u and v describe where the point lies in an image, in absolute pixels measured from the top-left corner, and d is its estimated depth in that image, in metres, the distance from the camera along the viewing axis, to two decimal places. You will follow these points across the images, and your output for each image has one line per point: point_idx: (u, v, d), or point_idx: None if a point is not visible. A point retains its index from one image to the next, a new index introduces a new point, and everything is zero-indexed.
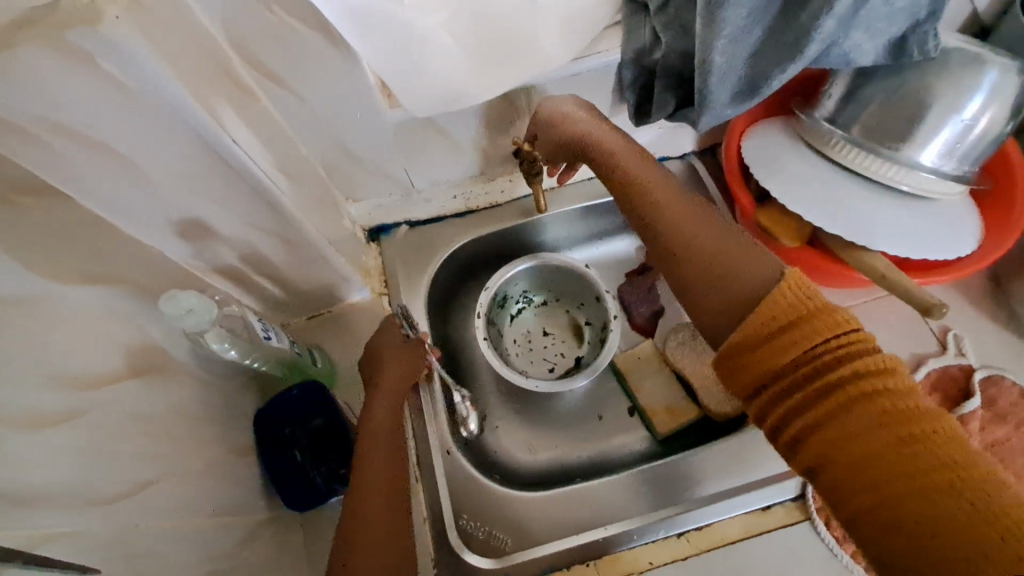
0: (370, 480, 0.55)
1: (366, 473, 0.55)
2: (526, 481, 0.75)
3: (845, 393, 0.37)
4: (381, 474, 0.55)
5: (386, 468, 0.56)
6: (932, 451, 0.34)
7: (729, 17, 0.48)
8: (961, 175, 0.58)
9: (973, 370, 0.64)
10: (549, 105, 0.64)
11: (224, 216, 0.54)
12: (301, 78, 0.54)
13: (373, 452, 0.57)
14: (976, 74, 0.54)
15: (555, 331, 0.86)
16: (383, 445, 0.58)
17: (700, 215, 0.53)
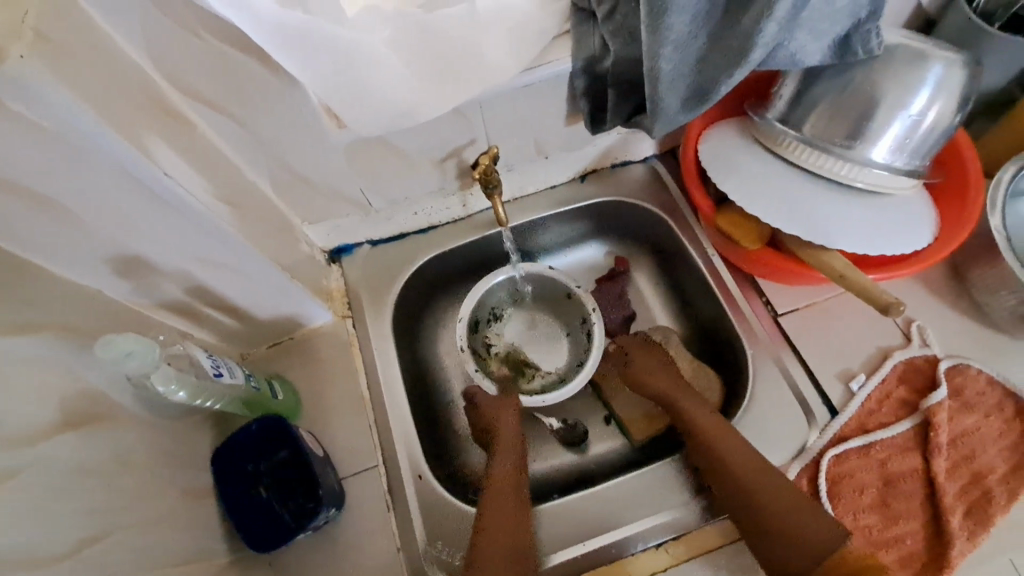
0: (494, 543, 0.58)
1: (492, 535, 0.59)
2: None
3: None
4: (498, 537, 0.59)
5: (507, 521, 0.60)
6: None
7: (673, 24, 0.48)
8: (913, 170, 0.58)
9: (939, 361, 0.64)
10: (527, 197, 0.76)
11: (166, 251, 0.51)
12: (240, 104, 0.52)
13: (492, 514, 0.61)
14: (921, 70, 0.54)
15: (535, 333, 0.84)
16: (498, 511, 0.61)
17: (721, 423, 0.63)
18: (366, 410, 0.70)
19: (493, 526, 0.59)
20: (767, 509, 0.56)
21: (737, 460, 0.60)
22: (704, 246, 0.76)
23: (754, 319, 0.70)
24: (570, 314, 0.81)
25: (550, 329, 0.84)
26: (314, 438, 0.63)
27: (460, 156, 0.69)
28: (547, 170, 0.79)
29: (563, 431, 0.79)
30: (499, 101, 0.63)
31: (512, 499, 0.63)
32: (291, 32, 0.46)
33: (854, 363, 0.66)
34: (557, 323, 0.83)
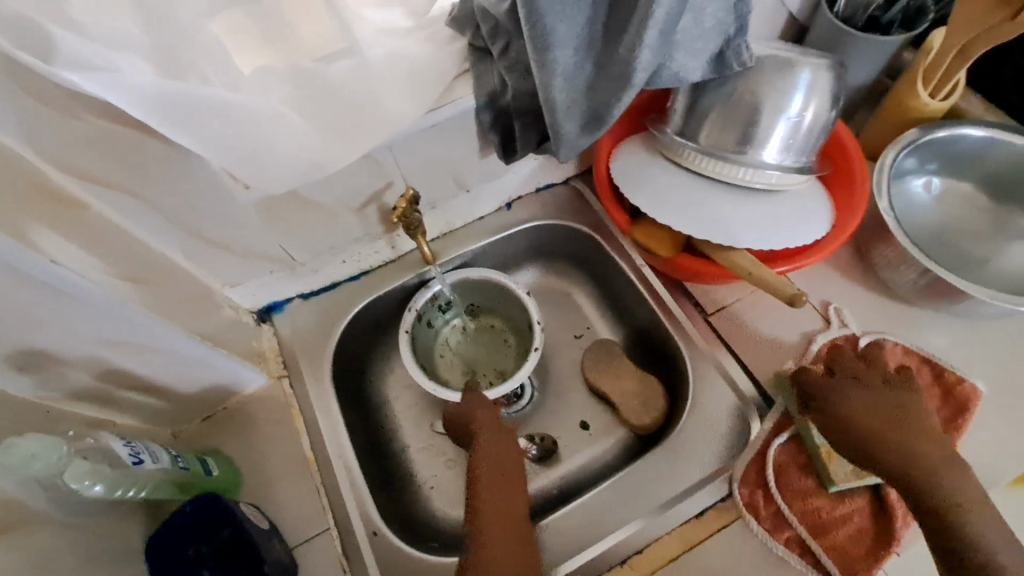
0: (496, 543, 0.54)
1: (491, 527, 0.56)
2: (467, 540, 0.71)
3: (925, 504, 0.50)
4: (497, 532, 0.55)
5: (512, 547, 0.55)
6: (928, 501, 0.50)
7: (558, 57, 0.51)
8: (802, 166, 0.62)
9: (857, 338, 0.68)
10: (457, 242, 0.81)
11: (68, 339, 0.49)
12: (134, 179, 0.51)
13: (488, 505, 0.58)
14: (792, 76, 0.59)
15: (488, 344, 0.84)
16: (495, 505, 0.58)
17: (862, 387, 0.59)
18: (312, 470, 0.67)
19: (491, 521, 0.56)
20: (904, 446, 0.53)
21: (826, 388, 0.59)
22: (632, 257, 0.79)
23: (687, 323, 0.72)
24: (523, 335, 0.81)
25: (505, 342, 0.83)
26: (255, 511, 0.61)
27: (380, 200, 0.69)
28: (470, 203, 0.80)
29: None
30: (410, 144, 0.64)
31: (505, 490, 0.60)
32: (171, 105, 0.46)
33: (782, 351, 0.69)
34: (513, 339, 0.82)
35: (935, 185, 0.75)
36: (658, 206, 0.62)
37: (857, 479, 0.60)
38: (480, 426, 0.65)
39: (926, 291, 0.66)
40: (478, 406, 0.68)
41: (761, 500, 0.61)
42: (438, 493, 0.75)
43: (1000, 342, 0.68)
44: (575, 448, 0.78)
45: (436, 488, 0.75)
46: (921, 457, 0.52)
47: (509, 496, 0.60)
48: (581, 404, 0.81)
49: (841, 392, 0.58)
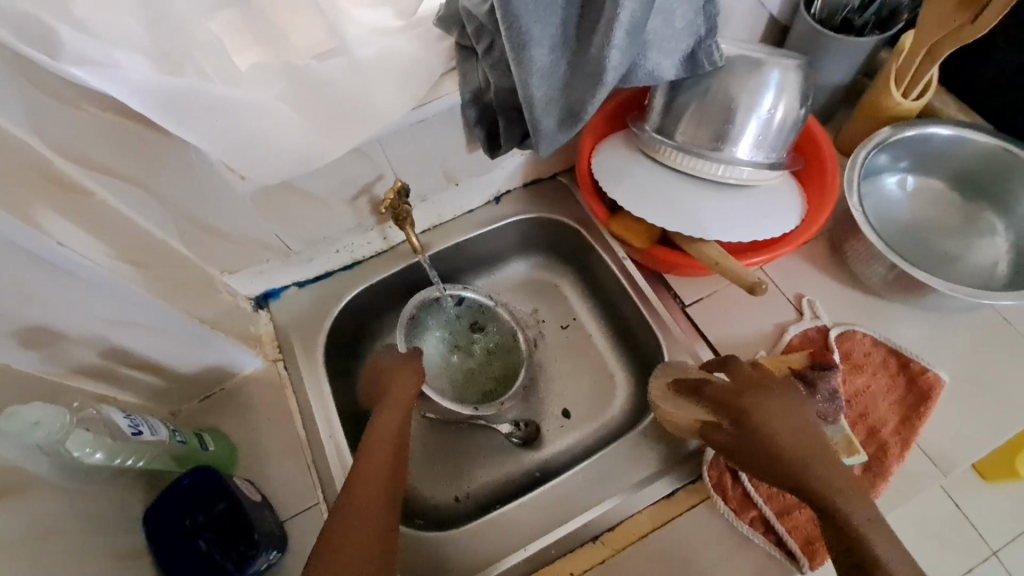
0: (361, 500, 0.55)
1: (359, 486, 0.56)
2: (452, 519, 0.75)
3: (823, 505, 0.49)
4: (369, 492, 0.56)
5: (382, 490, 0.56)
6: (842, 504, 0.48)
7: (534, 55, 0.53)
8: (774, 163, 0.65)
9: (828, 329, 0.70)
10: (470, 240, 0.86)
11: (73, 316, 0.52)
12: (137, 168, 0.54)
13: (366, 462, 0.58)
14: (764, 75, 0.61)
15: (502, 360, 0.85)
16: (370, 465, 0.58)
17: (782, 405, 0.56)
18: (304, 448, 0.71)
19: (365, 481, 0.57)
20: (806, 462, 0.52)
21: (749, 384, 0.59)
22: (615, 249, 0.82)
23: (666, 312, 0.75)
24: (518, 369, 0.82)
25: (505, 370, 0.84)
26: (248, 485, 0.64)
27: (371, 192, 0.73)
28: (460, 196, 0.83)
29: (504, 444, 0.81)
30: (399, 138, 0.67)
31: (389, 455, 0.60)
32: (167, 99, 0.49)
33: (756, 341, 0.71)
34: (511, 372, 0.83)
35: (907, 182, 0.77)
36: (636, 201, 0.65)
37: None
38: (393, 397, 0.67)
39: (895, 285, 0.69)
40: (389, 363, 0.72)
41: (728, 483, 0.63)
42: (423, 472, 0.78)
43: (967, 335, 0.70)
44: (559, 434, 0.81)
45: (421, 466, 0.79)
46: (798, 446, 0.53)
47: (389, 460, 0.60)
48: (566, 391, 0.84)
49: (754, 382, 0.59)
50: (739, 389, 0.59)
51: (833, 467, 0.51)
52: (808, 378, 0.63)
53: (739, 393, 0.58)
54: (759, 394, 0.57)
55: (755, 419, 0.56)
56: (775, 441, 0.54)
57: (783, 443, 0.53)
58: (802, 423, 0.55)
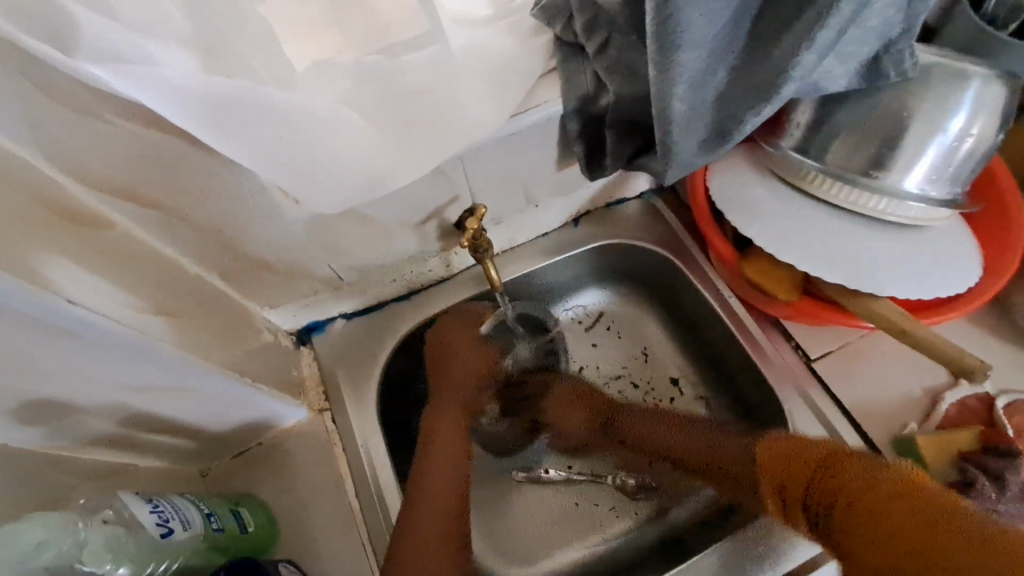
0: (438, 496, 0.55)
1: (419, 519, 0.53)
2: None
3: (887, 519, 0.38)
4: (425, 530, 0.52)
5: (450, 480, 0.57)
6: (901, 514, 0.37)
7: (686, 62, 0.41)
8: (951, 198, 0.52)
9: (994, 399, 0.58)
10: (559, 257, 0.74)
11: (86, 385, 0.41)
12: (171, 193, 0.42)
13: (437, 448, 0.60)
14: (958, 89, 0.48)
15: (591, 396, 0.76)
16: (432, 499, 0.55)
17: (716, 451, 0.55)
18: (357, 521, 0.59)
19: (421, 517, 0.53)
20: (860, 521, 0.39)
21: (700, 438, 0.58)
22: (718, 286, 0.69)
23: (786, 368, 0.63)
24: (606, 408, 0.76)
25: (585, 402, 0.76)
26: (294, 575, 0.53)
27: (442, 216, 0.61)
28: (537, 218, 0.71)
29: (610, 498, 0.70)
30: (483, 153, 0.55)
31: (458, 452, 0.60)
32: (211, 106, 0.37)
33: (902, 409, 0.59)
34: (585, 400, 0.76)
35: None
36: (774, 241, 0.53)
37: None
38: (454, 378, 0.65)
39: None
40: (443, 331, 0.67)
41: None
42: (513, 537, 0.69)
43: None
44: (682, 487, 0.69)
45: (511, 528, 0.70)
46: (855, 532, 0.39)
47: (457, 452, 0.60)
48: None
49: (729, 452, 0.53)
50: (666, 442, 0.61)
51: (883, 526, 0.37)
52: (988, 467, 0.52)
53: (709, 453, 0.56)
54: (688, 432, 0.59)
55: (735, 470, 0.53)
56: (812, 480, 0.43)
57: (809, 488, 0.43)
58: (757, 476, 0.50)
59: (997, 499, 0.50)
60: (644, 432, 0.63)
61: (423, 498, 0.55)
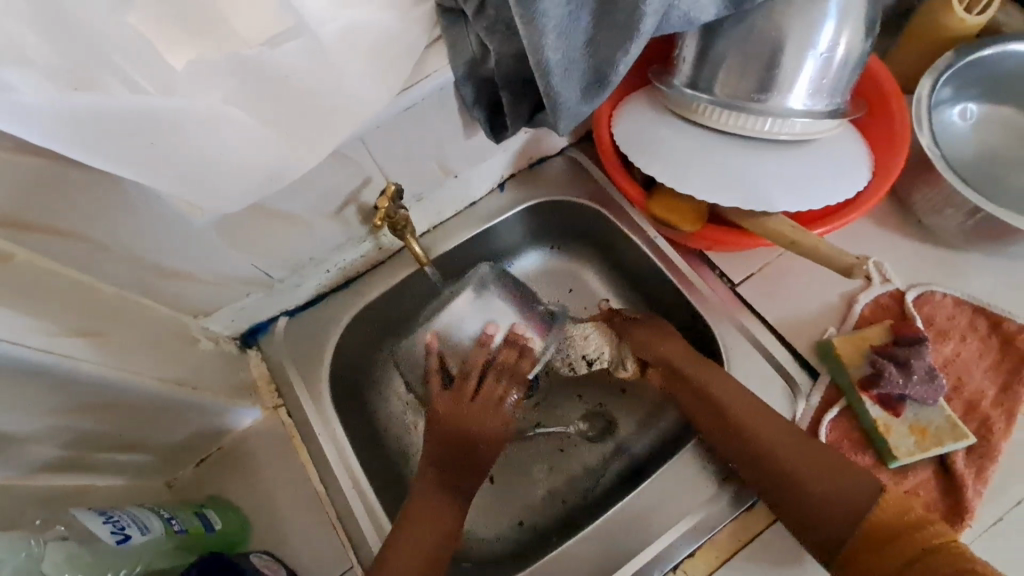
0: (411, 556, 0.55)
1: None
2: (521, 548, 0.67)
3: (882, 536, 0.51)
4: None
5: (429, 541, 0.57)
6: (892, 527, 0.51)
7: (547, 8, 0.42)
8: (835, 109, 0.55)
9: (903, 294, 0.62)
10: (499, 221, 0.75)
11: (15, 413, 0.41)
12: (69, 217, 0.43)
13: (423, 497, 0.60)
14: (823, 1, 0.50)
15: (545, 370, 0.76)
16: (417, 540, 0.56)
17: (815, 453, 0.55)
18: (325, 504, 0.61)
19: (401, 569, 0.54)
20: (794, 478, 0.54)
21: (783, 450, 0.56)
22: (644, 229, 0.72)
23: (712, 295, 0.67)
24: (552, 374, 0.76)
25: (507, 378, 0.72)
26: (267, 560, 0.56)
27: (359, 199, 0.61)
28: (462, 188, 0.72)
29: (575, 444, 0.73)
30: (385, 131, 0.56)
31: (441, 533, 0.58)
32: (86, 121, 0.38)
33: (823, 316, 0.63)
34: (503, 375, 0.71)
35: (971, 111, 0.67)
36: (676, 174, 0.56)
37: (922, 452, 0.54)
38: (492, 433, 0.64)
39: (975, 234, 0.61)
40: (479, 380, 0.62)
41: None
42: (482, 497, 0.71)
43: None
44: (639, 422, 0.73)
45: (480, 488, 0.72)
46: (820, 494, 0.53)
47: (441, 524, 0.58)
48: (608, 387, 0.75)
49: (813, 467, 0.54)
50: (773, 450, 0.56)
51: (841, 475, 0.53)
52: (897, 357, 0.55)
53: (778, 456, 0.55)
54: (778, 433, 0.56)
55: (785, 474, 0.55)
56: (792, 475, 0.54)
57: (804, 478, 0.54)
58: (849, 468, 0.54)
59: (906, 384, 0.54)
60: (739, 408, 0.58)
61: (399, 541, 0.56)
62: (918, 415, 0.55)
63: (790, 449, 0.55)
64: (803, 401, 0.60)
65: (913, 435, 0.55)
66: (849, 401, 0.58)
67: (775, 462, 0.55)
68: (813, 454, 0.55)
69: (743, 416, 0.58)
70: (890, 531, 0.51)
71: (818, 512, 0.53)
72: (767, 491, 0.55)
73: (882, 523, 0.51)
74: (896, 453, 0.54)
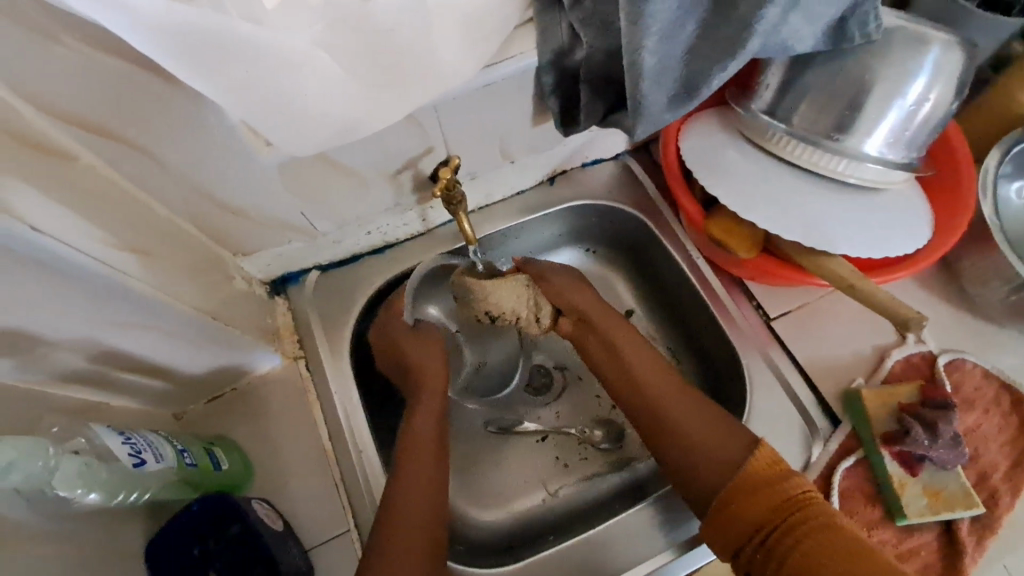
0: (415, 490, 0.54)
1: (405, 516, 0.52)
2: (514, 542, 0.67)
3: (792, 516, 0.47)
4: (412, 516, 0.52)
5: (430, 477, 0.56)
6: (799, 504, 0.47)
7: (655, 11, 0.42)
8: (908, 163, 0.55)
9: (936, 357, 0.61)
10: (543, 215, 0.75)
11: (56, 317, 0.41)
12: (143, 131, 0.42)
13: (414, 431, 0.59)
14: (919, 54, 0.49)
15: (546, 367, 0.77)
16: (419, 478, 0.55)
17: (720, 432, 0.55)
18: (330, 464, 0.61)
19: (407, 506, 0.53)
20: (703, 454, 0.54)
21: (692, 429, 0.56)
22: (687, 247, 0.71)
23: (745, 324, 0.67)
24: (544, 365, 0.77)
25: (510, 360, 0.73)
26: (268, 510, 0.55)
27: (417, 167, 0.61)
28: (514, 175, 0.71)
29: (580, 449, 0.73)
30: (458, 104, 0.55)
31: (430, 455, 0.58)
32: (182, 38, 0.36)
33: (852, 365, 0.63)
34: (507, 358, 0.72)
35: None
36: (740, 198, 0.55)
37: (932, 514, 0.54)
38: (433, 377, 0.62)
39: None
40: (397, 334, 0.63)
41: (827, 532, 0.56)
42: (481, 485, 0.71)
43: None
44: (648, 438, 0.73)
45: (480, 477, 0.72)
46: (723, 470, 0.53)
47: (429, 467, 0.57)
48: None
49: (724, 450, 0.54)
50: (680, 421, 0.57)
51: (717, 458, 0.53)
52: (924, 417, 0.56)
53: (688, 433, 0.56)
54: (684, 410, 0.58)
55: (693, 450, 0.55)
56: (697, 453, 0.55)
57: (707, 457, 0.54)
58: (719, 463, 0.53)
59: (929, 446, 0.54)
60: (656, 384, 0.61)
61: (407, 476, 0.55)
62: (933, 477, 0.55)
63: (700, 430, 0.56)
64: (820, 445, 0.60)
65: (925, 497, 0.55)
66: (866, 453, 0.58)
67: (685, 438, 0.56)
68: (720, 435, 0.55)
69: (654, 389, 0.60)
70: (778, 548, 0.46)
71: (737, 507, 0.50)
72: (684, 472, 0.55)
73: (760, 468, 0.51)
74: (907, 512, 0.54)
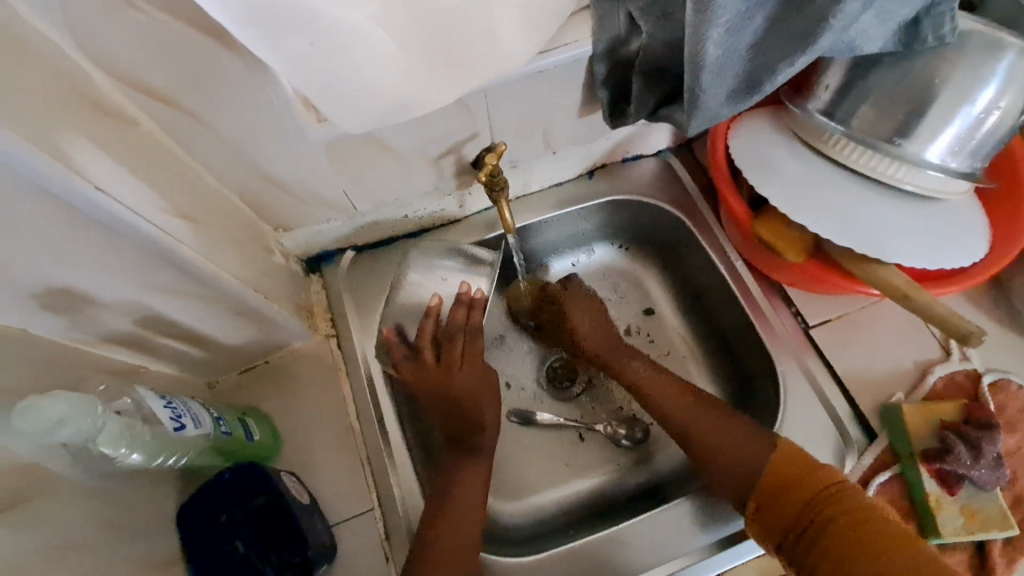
0: (458, 518, 0.56)
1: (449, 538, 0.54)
2: (533, 534, 0.67)
3: (829, 512, 0.49)
4: (455, 537, 0.55)
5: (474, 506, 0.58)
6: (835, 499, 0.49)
7: (724, 3, 0.40)
8: (970, 173, 0.53)
9: (980, 375, 0.59)
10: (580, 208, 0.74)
11: (108, 280, 0.41)
12: (201, 100, 0.42)
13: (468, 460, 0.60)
14: (993, 60, 0.47)
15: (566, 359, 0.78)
16: (467, 504, 0.57)
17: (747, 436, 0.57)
18: (357, 442, 0.61)
19: (452, 525, 0.55)
20: (737, 463, 0.56)
21: (722, 436, 0.58)
22: (725, 249, 0.70)
23: (781, 330, 0.65)
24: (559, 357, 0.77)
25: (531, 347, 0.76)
26: (296, 484, 0.55)
27: (460, 152, 0.60)
28: (554, 165, 0.70)
29: (604, 447, 0.72)
30: (507, 89, 0.54)
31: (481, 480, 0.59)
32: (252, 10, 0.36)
33: (891, 379, 0.61)
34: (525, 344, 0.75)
35: None
36: (791, 200, 0.54)
37: (967, 534, 0.53)
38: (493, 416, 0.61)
39: None
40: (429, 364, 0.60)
41: None
42: (502, 474, 0.71)
43: None
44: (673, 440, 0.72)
45: (502, 466, 0.71)
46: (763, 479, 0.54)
47: (476, 487, 0.59)
48: None
49: (756, 456, 0.55)
50: (714, 432, 0.58)
51: (754, 462, 0.55)
52: (969, 438, 0.54)
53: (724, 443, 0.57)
54: (712, 422, 0.59)
55: (730, 462, 0.56)
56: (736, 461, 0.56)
57: (744, 466, 0.55)
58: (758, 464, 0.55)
59: (972, 465, 0.53)
60: (680, 397, 0.62)
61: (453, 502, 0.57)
62: (972, 497, 0.53)
63: (729, 438, 0.57)
64: (854, 457, 0.59)
65: (962, 516, 0.53)
66: (903, 468, 0.56)
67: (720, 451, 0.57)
68: (750, 436, 0.57)
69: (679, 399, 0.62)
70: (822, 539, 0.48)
71: (783, 511, 0.51)
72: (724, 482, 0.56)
73: (798, 475, 0.52)
74: (942, 531, 0.53)
